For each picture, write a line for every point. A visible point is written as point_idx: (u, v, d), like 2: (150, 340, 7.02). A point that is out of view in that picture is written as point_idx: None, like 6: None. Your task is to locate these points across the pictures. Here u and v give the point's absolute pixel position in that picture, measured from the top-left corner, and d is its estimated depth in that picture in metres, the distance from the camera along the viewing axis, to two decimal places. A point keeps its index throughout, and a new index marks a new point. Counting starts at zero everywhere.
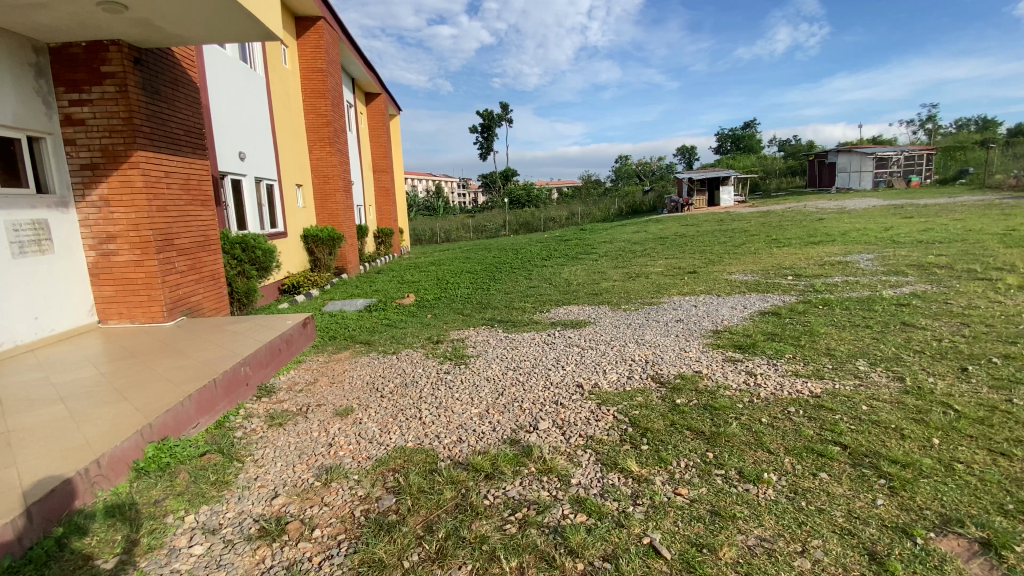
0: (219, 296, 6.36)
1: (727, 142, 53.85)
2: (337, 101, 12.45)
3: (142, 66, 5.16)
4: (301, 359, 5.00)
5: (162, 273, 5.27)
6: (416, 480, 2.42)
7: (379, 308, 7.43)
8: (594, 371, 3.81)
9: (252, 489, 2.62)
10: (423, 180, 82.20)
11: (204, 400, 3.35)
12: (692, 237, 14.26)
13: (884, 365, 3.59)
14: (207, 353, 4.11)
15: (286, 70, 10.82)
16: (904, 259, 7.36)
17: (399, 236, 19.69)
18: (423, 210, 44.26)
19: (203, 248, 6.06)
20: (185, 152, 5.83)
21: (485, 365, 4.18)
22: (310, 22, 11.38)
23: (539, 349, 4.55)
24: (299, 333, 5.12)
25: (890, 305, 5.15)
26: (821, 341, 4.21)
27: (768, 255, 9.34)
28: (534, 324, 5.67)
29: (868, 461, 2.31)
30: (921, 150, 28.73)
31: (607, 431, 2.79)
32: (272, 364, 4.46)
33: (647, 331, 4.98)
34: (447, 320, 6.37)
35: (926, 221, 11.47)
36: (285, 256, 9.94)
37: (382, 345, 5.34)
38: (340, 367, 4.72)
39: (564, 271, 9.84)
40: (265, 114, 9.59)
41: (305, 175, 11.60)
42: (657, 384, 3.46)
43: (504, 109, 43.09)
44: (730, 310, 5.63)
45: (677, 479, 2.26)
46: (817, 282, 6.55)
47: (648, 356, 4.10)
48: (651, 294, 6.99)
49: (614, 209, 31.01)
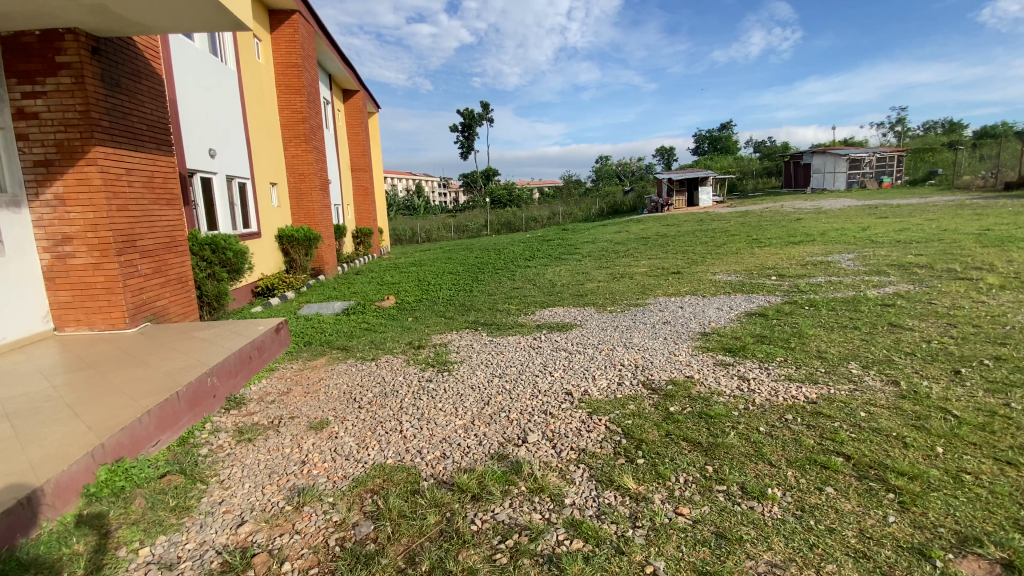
0: (187, 300, 6.03)
1: (705, 143, 54.52)
2: (314, 98, 12.09)
3: (101, 57, 4.83)
4: (274, 367, 4.75)
5: (123, 277, 4.94)
6: (396, 502, 2.23)
7: (358, 311, 7.17)
8: (583, 377, 3.66)
9: (216, 515, 2.40)
10: (402, 179, 81.24)
11: (165, 416, 3.10)
12: (674, 237, 14.25)
13: (877, 368, 3.52)
14: (170, 363, 3.83)
15: (259, 64, 10.43)
16: (885, 259, 7.41)
17: (378, 235, 19.34)
18: (403, 210, 43.69)
19: (170, 249, 5.73)
20: (149, 147, 5.50)
21: (469, 372, 3.99)
22: (284, 15, 11.01)
23: (525, 354, 4.39)
24: (271, 338, 4.86)
25: (876, 305, 5.14)
26: (811, 343, 4.14)
27: (750, 255, 9.36)
28: (519, 328, 5.51)
29: (873, 474, 2.22)
30: (892, 151, 29.51)
31: (600, 443, 2.64)
32: (244, 372, 4.21)
33: (635, 333, 4.85)
34: (429, 323, 6.16)
35: (901, 221, 11.69)
36: (258, 256, 9.58)
37: (360, 350, 5.12)
38: (316, 375, 4.48)
39: (547, 272, 9.70)
40: (236, 109, 9.21)
41: (280, 173, 11.23)
42: (648, 391, 3.32)
43: (484, 108, 42.85)
44: (718, 311, 5.55)
45: (678, 498, 2.12)
46: (801, 282, 6.54)
47: (638, 361, 3.97)
48: (637, 295, 6.88)
49: (595, 209, 31.05)
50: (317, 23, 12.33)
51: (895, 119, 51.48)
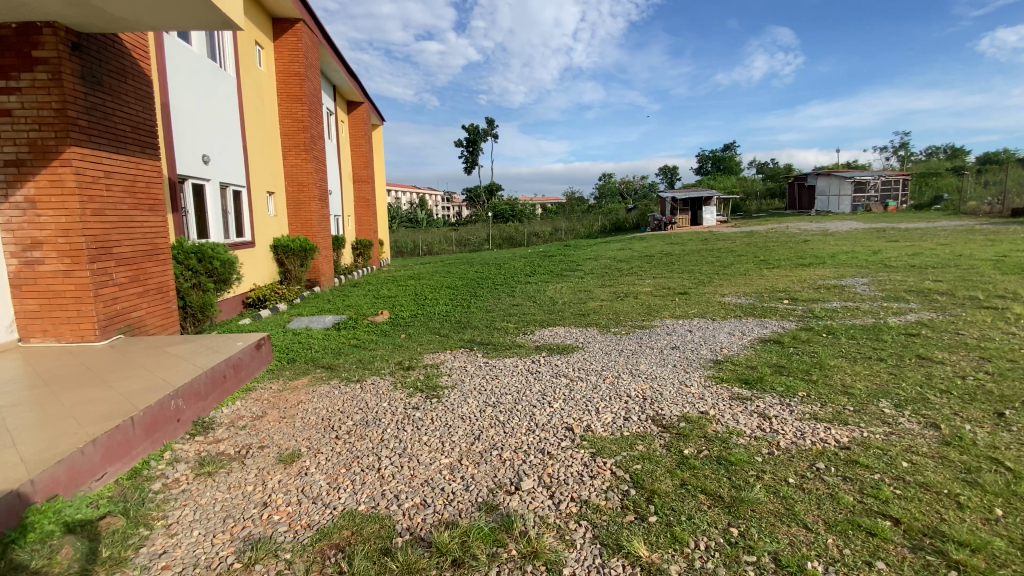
0: (167, 311, 5.70)
1: (708, 163, 54.68)
2: (315, 107, 11.92)
3: (82, 53, 4.59)
4: (252, 387, 4.40)
5: (95, 286, 4.62)
6: (363, 566, 1.89)
7: (348, 326, 6.84)
8: (585, 410, 3.30)
9: (152, 571, 2.05)
10: (406, 192, 81.47)
11: (116, 445, 2.77)
12: (679, 256, 13.95)
13: (911, 408, 3.17)
14: (132, 382, 3.50)
15: (260, 71, 10.27)
16: (902, 284, 7.08)
17: (378, 248, 19.06)
18: (406, 222, 43.60)
19: (150, 257, 5.43)
20: (132, 150, 5.23)
21: (460, 400, 3.63)
22: (288, 24, 10.88)
23: (522, 380, 4.04)
24: (250, 356, 4.53)
25: (899, 334, 4.79)
26: (835, 376, 3.79)
27: (758, 276, 9.03)
28: (518, 349, 5.17)
29: (929, 545, 1.89)
30: (897, 175, 29.37)
31: (604, 494, 2.30)
32: (216, 393, 3.88)
33: (642, 360, 4.51)
34: (422, 342, 5.80)
35: (911, 245, 11.39)
36: (250, 266, 9.27)
37: (346, 370, 4.77)
38: (294, 397, 4.13)
39: (549, 289, 9.39)
40: (233, 115, 8.99)
41: (277, 182, 10.96)
42: (659, 429, 2.96)
43: (489, 124, 42.96)
44: (729, 337, 5.20)
45: (698, 571, 1.77)
46: (816, 307, 6.21)
47: (646, 392, 3.61)
48: (642, 316, 6.55)
49: (598, 226, 30.84)
50: (321, 33, 12.22)
51: (899, 143, 51.58)
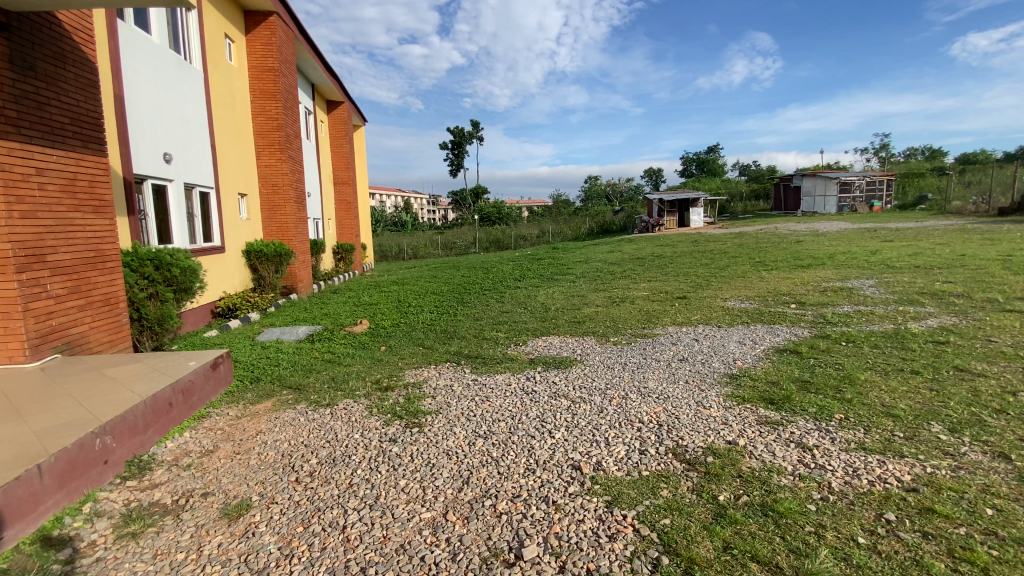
0: (117, 326, 5.07)
1: (692, 165, 54.89)
2: (292, 105, 11.32)
3: (13, 35, 4.02)
4: (205, 414, 3.82)
5: (25, 299, 4.02)
6: None
7: (323, 338, 6.26)
8: (594, 441, 2.81)
9: None
10: (391, 196, 80.53)
11: (17, 501, 2.20)
12: (672, 258, 13.58)
13: (971, 434, 2.74)
14: (53, 416, 2.91)
15: (230, 66, 9.64)
16: (912, 286, 6.72)
17: (361, 251, 18.42)
18: (391, 225, 42.88)
19: (95, 265, 4.81)
20: (73, 145, 4.63)
21: (445, 429, 3.11)
22: (261, 17, 10.26)
23: (516, 402, 3.53)
24: (204, 378, 3.96)
25: (926, 342, 4.39)
26: (870, 393, 3.36)
27: (759, 278, 8.67)
28: (510, 362, 4.66)
29: None
30: (882, 175, 29.46)
31: (629, 563, 1.82)
32: (158, 424, 3.31)
33: (649, 375, 4.03)
34: (404, 355, 5.26)
35: (909, 245, 11.13)
36: (218, 273, 8.61)
37: (316, 392, 4.21)
38: (253, 427, 3.57)
39: (540, 294, 8.93)
40: (199, 110, 8.36)
41: (249, 183, 10.32)
42: (683, 466, 2.49)
43: (475, 126, 42.48)
44: (740, 347, 4.75)
45: None
46: (827, 311, 5.81)
47: (661, 416, 3.13)
48: (642, 323, 6.10)
49: (586, 228, 30.48)
50: (297, 28, 11.62)
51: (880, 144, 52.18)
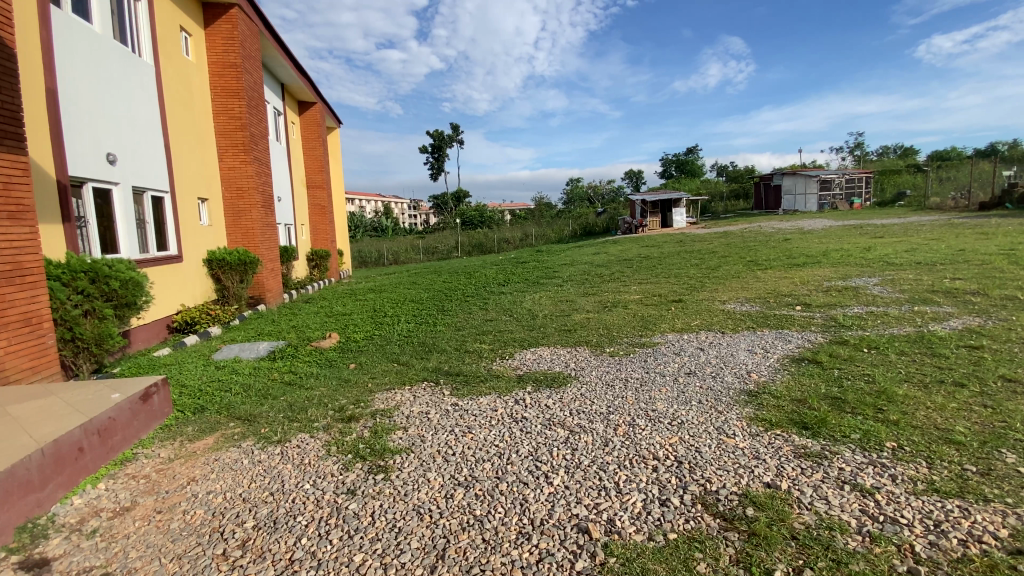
0: (43, 349, 4.38)
1: (672, 166, 55.12)
2: (257, 104, 10.60)
3: None
4: (132, 457, 3.18)
5: None
6: None
7: (286, 356, 5.60)
8: (603, 489, 2.25)
9: None
10: (370, 201, 79.36)
11: None
12: (661, 259, 13.18)
13: None
14: None
15: (186, 60, 8.92)
16: (921, 284, 6.34)
17: (337, 258, 17.63)
18: (370, 231, 41.92)
19: (11, 280, 4.12)
20: None
21: (417, 475, 2.53)
22: (222, 9, 9.55)
23: (504, 434, 2.96)
24: (130, 414, 3.33)
25: (959, 347, 3.94)
26: (919, 414, 2.85)
27: (755, 278, 8.27)
28: (495, 380, 4.10)
29: None
30: (861, 173, 29.65)
31: None
32: (64, 476, 2.66)
33: (655, 394, 3.51)
34: (375, 374, 4.64)
35: (902, 241, 10.86)
36: (174, 285, 7.88)
37: (267, 424, 3.58)
38: (184, 473, 2.94)
39: (525, 299, 8.40)
40: (150, 107, 7.63)
41: (210, 186, 9.58)
42: (720, 524, 1.96)
43: (455, 129, 41.91)
44: (751, 357, 4.25)
45: None
46: (837, 314, 5.36)
47: (678, 450, 2.59)
48: (639, 330, 5.59)
49: (568, 231, 30.12)
50: (263, 23, 10.92)
51: (855, 143, 53.03)
